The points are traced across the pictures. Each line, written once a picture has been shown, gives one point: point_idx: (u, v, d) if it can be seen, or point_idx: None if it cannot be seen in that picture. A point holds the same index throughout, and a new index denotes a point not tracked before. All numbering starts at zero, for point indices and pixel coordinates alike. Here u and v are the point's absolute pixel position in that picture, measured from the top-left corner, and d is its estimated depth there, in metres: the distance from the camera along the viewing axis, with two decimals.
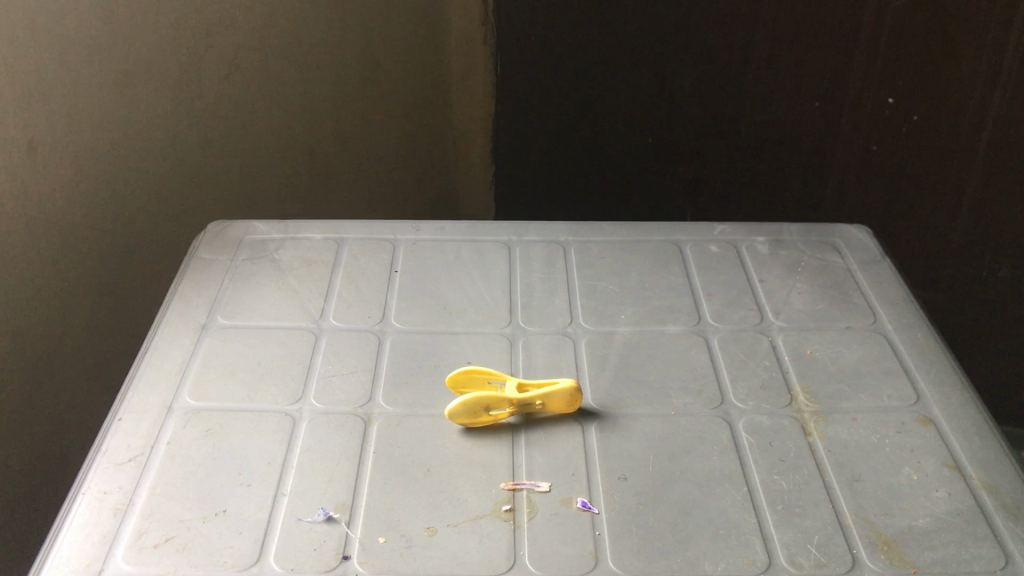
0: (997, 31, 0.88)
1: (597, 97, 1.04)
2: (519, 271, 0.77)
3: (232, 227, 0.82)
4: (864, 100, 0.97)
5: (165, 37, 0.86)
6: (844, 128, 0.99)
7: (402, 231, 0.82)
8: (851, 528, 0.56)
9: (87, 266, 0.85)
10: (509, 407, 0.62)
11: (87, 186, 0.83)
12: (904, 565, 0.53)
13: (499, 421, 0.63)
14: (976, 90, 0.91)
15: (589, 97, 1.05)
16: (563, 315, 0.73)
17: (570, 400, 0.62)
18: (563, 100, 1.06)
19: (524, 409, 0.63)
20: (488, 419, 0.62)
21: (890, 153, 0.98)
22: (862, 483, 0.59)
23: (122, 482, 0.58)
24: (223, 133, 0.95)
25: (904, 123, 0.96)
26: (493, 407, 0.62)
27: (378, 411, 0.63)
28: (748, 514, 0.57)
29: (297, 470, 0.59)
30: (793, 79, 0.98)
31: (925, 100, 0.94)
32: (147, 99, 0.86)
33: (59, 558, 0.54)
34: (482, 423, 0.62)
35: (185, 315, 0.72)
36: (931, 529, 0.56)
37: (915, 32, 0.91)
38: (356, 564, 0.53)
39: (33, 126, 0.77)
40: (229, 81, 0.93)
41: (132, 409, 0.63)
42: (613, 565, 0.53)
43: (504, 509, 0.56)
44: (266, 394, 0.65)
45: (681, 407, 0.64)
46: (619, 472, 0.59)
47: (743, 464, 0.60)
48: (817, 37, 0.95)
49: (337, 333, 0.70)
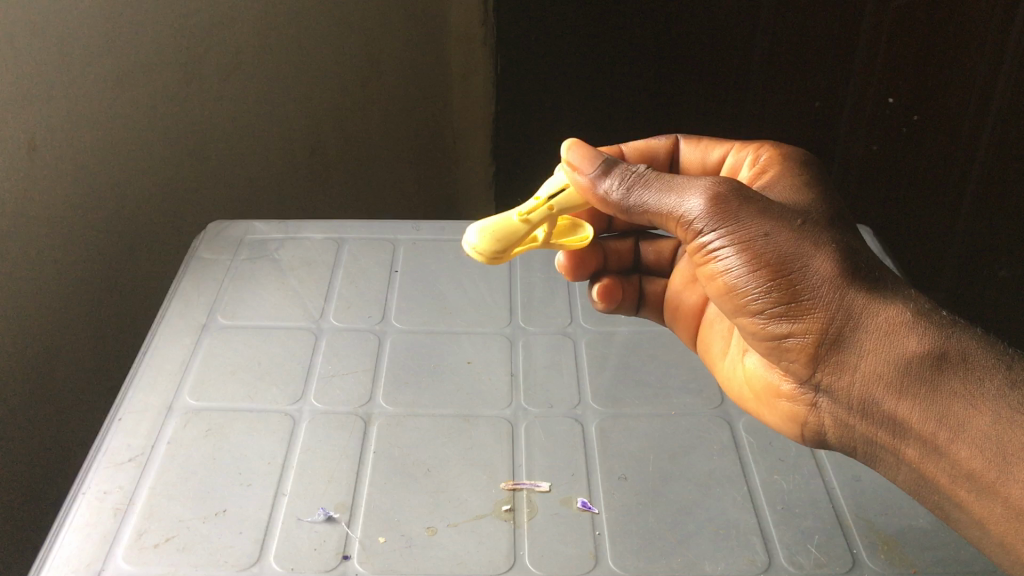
0: (996, 33, 0.79)
1: (581, 112, 0.97)
2: (519, 272, 0.78)
3: (232, 227, 0.82)
4: (865, 99, 0.90)
5: (165, 37, 0.85)
6: (845, 128, 0.94)
7: (402, 231, 0.82)
8: (852, 528, 0.57)
9: (86, 266, 0.85)
10: (551, 212, 0.55)
11: (86, 187, 0.83)
12: (904, 565, 0.55)
13: (556, 204, 0.56)
14: (976, 92, 0.82)
15: (579, 108, 0.97)
16: (563, 316, 0.73)
17: (497, 255, 0.54)
18: (547, 116, 0.98)
19: (547, 217, 0.56)
20: (558, 190, 0.56)
21: (891, 154, 0.92)
22: (861, 483, 0.60)
23: (122, 482, 0.58)
24: (224, 132, 0.95)
25: (904, 123, 0.89)
26: (567, 207, 0.56)
27: (379, 411, 0.63)
28: (748, 514, 0.57)
29: (297, 470, 0.59)
30: (794, 78, 0.91)
31: (926, 99, 0.86)
32: (148, 98, 0.87)
33: (59, 559, 0.54)
34: (558, 179, 0.57)
35: (185, 315, 0.72)
36: (931, 529, 0.57)
37: (916, 31, 0.84)
38: (356, 564, 0.53)
39: (34, 127, 0.77)
40: (229, 81, 0.92)
41: (132, 409, 0.63)
42: (613, 565, 0.54)
43: (504, 509, 0.56)
44: (266, 394, 0.65)
45: (680, 406, 0.65)
46: (620, 472, 0.59)
47: (744, 464, 0.61)
48: (817, 37, 0.88)
49: (336, 333, 0.70)
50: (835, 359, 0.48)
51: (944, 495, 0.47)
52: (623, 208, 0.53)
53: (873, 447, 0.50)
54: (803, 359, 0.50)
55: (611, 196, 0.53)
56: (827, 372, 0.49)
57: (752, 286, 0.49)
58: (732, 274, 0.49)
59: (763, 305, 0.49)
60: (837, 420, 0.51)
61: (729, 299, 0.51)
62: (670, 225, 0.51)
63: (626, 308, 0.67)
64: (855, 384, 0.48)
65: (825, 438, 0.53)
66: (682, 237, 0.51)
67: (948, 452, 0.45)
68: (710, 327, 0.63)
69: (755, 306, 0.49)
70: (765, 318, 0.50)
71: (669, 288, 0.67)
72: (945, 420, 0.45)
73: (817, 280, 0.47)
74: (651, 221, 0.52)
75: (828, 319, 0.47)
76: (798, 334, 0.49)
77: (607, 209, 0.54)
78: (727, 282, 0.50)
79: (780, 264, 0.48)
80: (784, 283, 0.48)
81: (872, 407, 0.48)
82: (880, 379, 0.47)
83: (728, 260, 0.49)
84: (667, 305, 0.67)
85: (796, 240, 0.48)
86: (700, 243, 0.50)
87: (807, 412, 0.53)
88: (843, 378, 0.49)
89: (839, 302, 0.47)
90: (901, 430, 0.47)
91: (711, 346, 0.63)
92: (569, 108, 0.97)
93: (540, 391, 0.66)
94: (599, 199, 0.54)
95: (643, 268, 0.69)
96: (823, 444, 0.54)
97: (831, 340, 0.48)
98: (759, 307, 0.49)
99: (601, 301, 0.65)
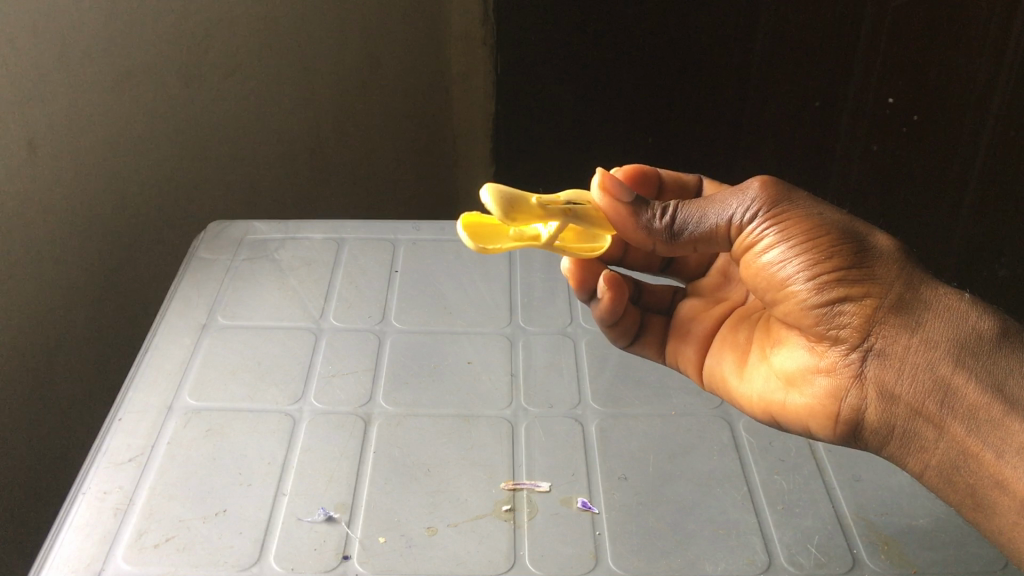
0: (997, 32, 0.79)
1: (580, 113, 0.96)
2: (519, 271, 0.78)
3: (231, 227, 0.82)
4: (864, 99, 0.89)
5: (164, 36, 0.85)
6: (845, 129, 0.92)
7: (402, 231, 0.82)
8: (852, 528, 0.57)
9: (84, 268, 0.85)
10: (567, 213, 0.54)
11: (85, 188, 0.83)
12: (904, 565, 0.55)
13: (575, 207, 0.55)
14: (976, 92, 0.82)
15: (579, 108, 0.96)
16: (564, 315, 0.73)
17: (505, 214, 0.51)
18: (548, 114, 0.97)
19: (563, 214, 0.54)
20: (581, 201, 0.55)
21: (890, 155, 0.91)
22: (861, 483, 0.60)
23: (122, 482, 0.58)
24: (223, 131, 0.94)
25: (902, 123, 0.88)
26: (583, 217, 0.55)
27: (378, 411, 0.63)
28: (748, 514, 0.57)
29: (297, 470, 0.59)
30: (794, 78, 0.91)
31: (927, 100, 0.86)
32: (147, 98, 0.87)
33: (59, 559, 0.54)
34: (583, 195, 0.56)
35: (185, 315, 0.72)
36: (931, 529, 0.57)
37: (915, 31, 0.83)
38: (356, 565, 0.53)
39: (34, 126, 0.77)
40: (229, 81, 0.92)
41: (132, 409, 0.63)
42: (613, 566, 0.54)
43: (504, 509, 0.56)
44: (266, 394, 0.65)
45: (681, 407, 0.65)
46: (619, 472, 0.59)
47: (744, 464, 0.61)
48: (818, 38, 0.88)
49: (336, 333, 0.70)
50: (893, 322, 0.48)
51: (980, 476, 0.47)
52: (668, 236, 0.52)
53: (906, 431, 0.49)
54: (857, 326, 0.49)
55: (655, 225, 0.52)
56: (883, 337, 0.48)
57: (813, 248, 0.48)
58: (791, 236, 0.49)
59: (818, 271, 0.48)
60: (883, 394, 0.49)
61: (780, 271, 0.50)
62: (716, 239, 0.52)
63: (630, 326, 0.64)
64: (911, 349, 0.48)
65: (863, 424, 0.50)
66: (729, 232, 0.51)
67: (1003, 424, 0.45)
68: (720, 350, 0.61)
69: (811, 268, 0.48)
70: (818, 284, 0.49)
71: (678, 317, 0.65)
72: (1005, 389, 0.45)
73: (877, 250, 0.49)
74: (695, 246, 0.52)
75: (888, 282, 0.48)
76: (855, 296, 0.48)
77: (647, 241, 0.53)
78: (782, 252, 0.49)
79: (840, 233, 0.49)
80: (846, 245, 0.48)
81: (927, 374, 0.47)
82: (939, 345, 0.47)
83: (789, 225, 0.49)
84: (675, 332, 0.64)
85: (850, 218, 0.50)
86: (753, 224, 0.50)
87: (846, 390, 0.50)
88: (900, 342, 0.48)
89: (898, 270, 0.48)
90: (951, 402, 0.47)
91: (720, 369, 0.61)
92: (569, 108, 0.96)
93: (540, 391, 0.66)
94: (640, 232, 0.53)
95: (643, 299, 0.67)
96: (855, 434, 0.51)
97: (889, 305, 0.48)
98: (816, 267, 0.48)
99: (609, 295, 0.60)
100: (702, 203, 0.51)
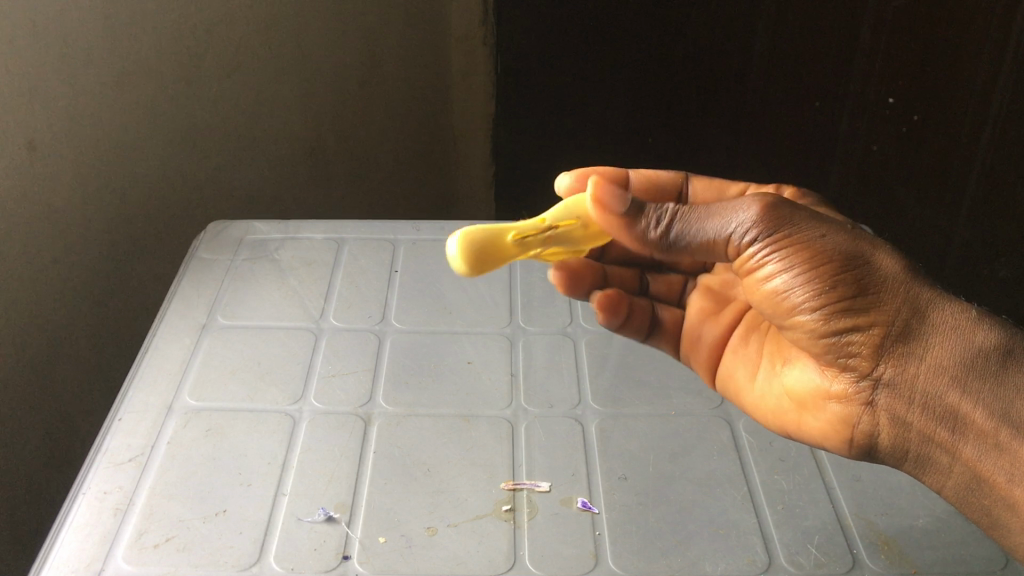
0: (996, 31, 0.79)
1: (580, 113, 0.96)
2: (519, 271, 0.78)
3: (232, 227, 0.82)
4: (864, 99, 0.89)
5: (164, 37, 0.85)
6: (845, 129, 0.92)
7: (402, 231, 0.82)
8: (852, 528, 0.57)
9: (83, 268, 0.86)
10: (546, 242, 0.54)
11: (85, 189, 0.84)
12: (904, 565, 0.55)
13: (556, 232, 0.54)
14: (976, 91, 0.83)
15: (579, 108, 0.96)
16: (564, 315, 0.73)
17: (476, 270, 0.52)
18: (549, 114, 0.97)
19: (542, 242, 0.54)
20: (563, 220, 0.54)
21: (890, 155, 0.90)
22: (861, 483, 0.60)
23: (122, 482, 0.58)
24: (223, 132, 0.94)
25: (903, 123, 0.88)
26: (565, 239, 0.54)
27: (378, 411, 0.63)
28: (748, 514, 0.57)
29: (297, 470, 0.59)
30: (794, 78, 0.91)
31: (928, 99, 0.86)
32: (147, 99, 0.86)
33: (58, 561, 0.53)
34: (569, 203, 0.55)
35: (185, 315, 0.72)
36: (931, 529, 0.57)
37: (915, 31, 0.83)
38: (356, 564, 0.53)
39: (34, 127, 0.78)
40: (229, 81, 0.92)
41: (131, 409, 0.63)
42: (613, 566, 0.54)
43: (504, 509, 0.56)
44: (266, 394, 0.65)
45: (680, 406, 0.65)
46: (619, 472, 0.59)
47: (744, 464, 0.61)
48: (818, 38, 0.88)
49: (336, 333, 0.70)
50: (901, 351, 0.48)
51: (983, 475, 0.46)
52: (665, 246, 0.50)
53: (918, 454, 0.50)
54: (867, 356, 0.49)
55: (651, 234, 0.50)
56: (892, 366, 0.49)
57: (819, 280, 0.47)
58: (796, 268, 0.47)
59: (825, 304, 0.48)
60: (894, 420, 0.50)
61: (787, 303, 0.49)
62: (715, 252, 0.49)
63: (633, 331, 0.65)
64: (921, 377, 0.48)
65: (875, 446, 0.52)
66: (728, 248, 0.49)
67: (1010, 448, 0.46)
68: (733, 356, 0.63)
69: (817, 299, 0.48)
70: (826, 317, 0.48)
71: (686, 320, 0.65)
72: (1012, 413, 0.46)
73: (882, 277, 0.47)
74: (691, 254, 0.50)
75: (894, 310, 0.47)
76: (863, 328, 0.48)
77: (643, 247, 0.51)
78: (787, 284, 0.48)
79: (845, 262, 0.47)
80: (851, 275, 0.47)
81: (937, 401, 0.48)
82: (947, 371, 0.47)
83: (791, 254, 0.47)
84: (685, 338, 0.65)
85: (853, 237, 0.48)
86: (755, 251, 0.48)
87: (857, 416, 0.51)
88: (909, 370, 0.48)
89: (905, 296, 0.47)
90: (960, 427, 0.47)
91: (734, 375, 0.62)
92: (569, 108, 0.96)
93: (540, 391, 0.66)
94: (636, 239, 0.51)
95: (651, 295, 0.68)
96: (867, 453, 0.53)
97: (897, 334, 0.48)
98: (823, 299, 0.48)
99: (602, 312, 0.63)
100: (701, 215, 0.49)
